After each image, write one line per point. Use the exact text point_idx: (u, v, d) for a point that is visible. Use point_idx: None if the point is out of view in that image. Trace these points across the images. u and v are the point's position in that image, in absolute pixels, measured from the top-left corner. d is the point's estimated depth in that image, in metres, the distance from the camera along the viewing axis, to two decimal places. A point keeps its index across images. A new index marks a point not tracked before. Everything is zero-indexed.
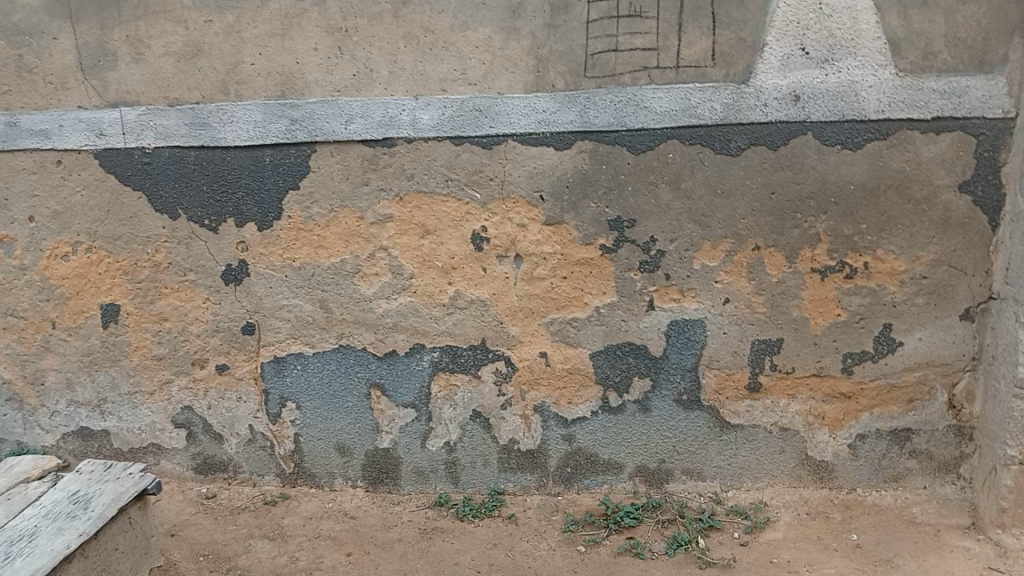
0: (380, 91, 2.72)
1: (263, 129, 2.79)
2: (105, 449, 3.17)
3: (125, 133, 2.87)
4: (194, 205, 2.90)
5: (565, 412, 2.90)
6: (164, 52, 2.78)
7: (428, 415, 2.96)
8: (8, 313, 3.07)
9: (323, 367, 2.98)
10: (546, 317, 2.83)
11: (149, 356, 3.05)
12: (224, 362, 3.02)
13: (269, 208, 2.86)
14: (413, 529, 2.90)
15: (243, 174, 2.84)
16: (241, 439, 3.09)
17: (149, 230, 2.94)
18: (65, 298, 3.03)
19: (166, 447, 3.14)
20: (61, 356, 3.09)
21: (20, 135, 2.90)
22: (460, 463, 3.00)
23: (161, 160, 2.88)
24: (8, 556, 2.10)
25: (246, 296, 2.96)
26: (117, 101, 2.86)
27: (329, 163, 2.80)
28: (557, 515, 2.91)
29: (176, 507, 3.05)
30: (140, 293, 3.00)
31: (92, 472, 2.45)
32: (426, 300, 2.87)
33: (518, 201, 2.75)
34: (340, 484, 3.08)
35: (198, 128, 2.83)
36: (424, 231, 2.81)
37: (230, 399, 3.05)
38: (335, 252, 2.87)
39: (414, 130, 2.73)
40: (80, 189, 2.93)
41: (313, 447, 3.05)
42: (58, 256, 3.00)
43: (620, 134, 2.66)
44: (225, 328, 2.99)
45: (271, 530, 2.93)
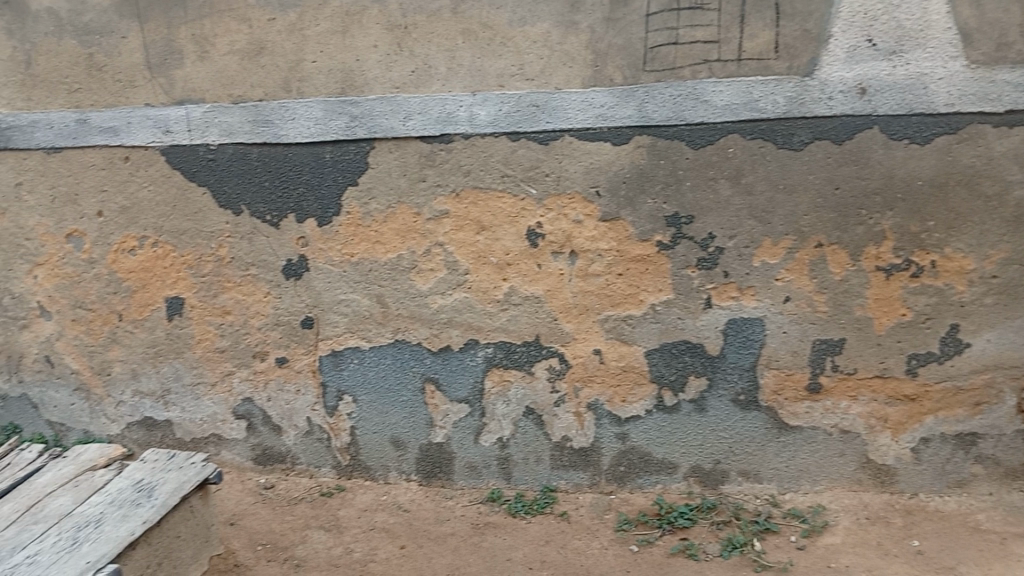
0: (438, 87, 2.74)
1: (323, 126, 2.83)
2: (169, 438, 3.26)
3: (191, 130, 2.94)
4: (256, 201, 2.96)
5: (619, 411, 2.88)
6: (229, 50, 2.84)
7: (482, 411, 2.97)
8: (78, 305, 3.19)
9: (379, 362, 3.01)
10: (601, 315, 2.81)
11: (211, 348, 3.12)
12: (283, 355, 3.08)
13: (328, 204, 2.90)
14: (466, 524, 2.91)
15: (303, 171, 2.88)
16: (298, 431, 3.14)
17: (213, 225, 3.01)
18: (132, 291, 3.12)
19: (227, 438, 3.22)
20: (127, 347, 3.19)
21: (90, 132, 3.00)
22: (513, 459, 3.00)
23: (224, 156, 2.94)
24: (76, 542, 2.18)
25: (305, 291, 3.00)
26: (183, 99, 2.93)
27: (387, 159, 2.82)
28: (610, 514, 2.89)
29: (236, 496, 3.12)
30: (203, 287, 3.07)
31: (156, 461, 2.52)
32: (481, 297, 2.87)
33: (574, 197, 2.73)
34: (395, 477, 3.11)
35: (261, 125, 2.88)
36: (480, 227, 2.82)
37: (289, 391, 3.10)
38: (391, 248, 2.90)
39: (471, 126, 2.73)
40: (147, 185, 3.02)
41: (368, 440, 3.09)
42: (125, 250, 3.09)
43: (679, 129, 2.63)
44: (285, 321, 3.04)
45: (327, 521, 2.97)
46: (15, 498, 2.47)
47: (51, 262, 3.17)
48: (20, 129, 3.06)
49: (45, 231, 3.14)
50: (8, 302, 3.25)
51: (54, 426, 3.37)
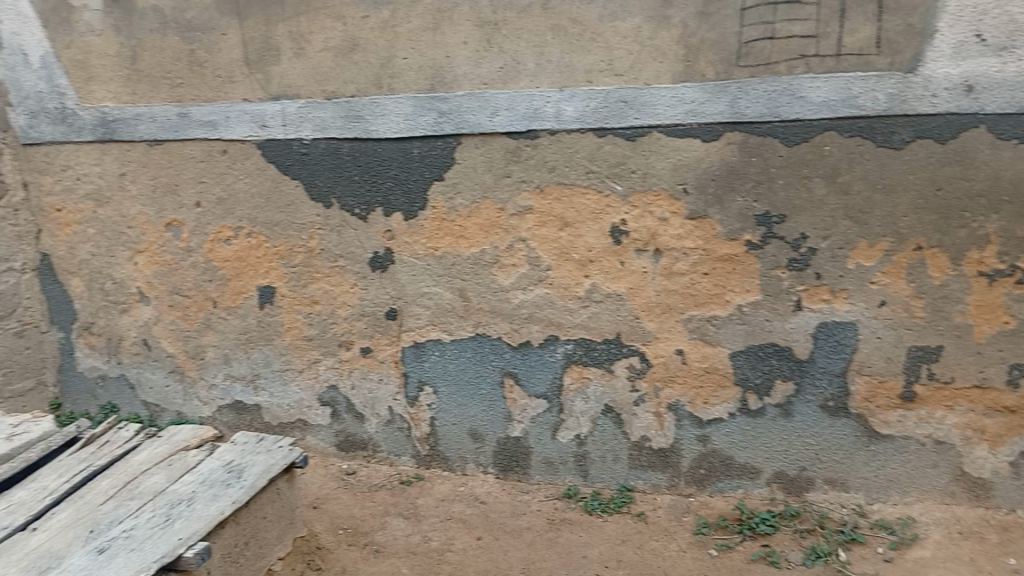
0: (526, 83, 2.74)
1: (412, 121, 2.87)
2: (257, 422, 3.38)
3: (285, 124, 3.02)
4: (346, 194, 3.03)
5: (701, 412, 2.83)
6: (323, 46, 2.91)
7: (560, 407, 2.97)
8: (176, 291, 3.33)
9: (459, 355, 3.04)
10: (685, 314, 2.77)
11: (300, 336, 3.21)
12: (368, 345, 3.14)
13: (415, 198, 2.95)
14: (542, 519, 2.92)
15: (392, 165, 2.94)
16: (380, 419, 3.21)
17: (305, 217, 3.09)
18: (227, 279, 3.24)
19: (312, 424, 3.31)
20: (220, 333, 3.32)
21: (190, 124, 3.12)
22: (591, 457, 2.99)
23: (317, 150, 3.01)
24: (169, 518, 2.25)
25: (391, 283, 3.06)
26: (279, 94, 3.01)
27: (473, 154, 2.84)
28: (689, 516, 2.85)
29: (319, 481, 3.21)
30: (294, 276, 3.16)
31: (246, 444, 2.61)
32: (563, 293, 2.87)
33: (660, 194, 2.70)
34: (472, 469, 3.14)
35: (352, 120, 2.94)
36: (563, 223, 2.81)
37: (373, 380, 3.17)
38: (475, 243, 2.92)
39: (558, 122, 2.73)
40: (242, 177, 3.12)
41: (448, 431, 3.13)
42: (221, 240, 3.21)
43: (772, 126, 2.56)
44: (371, 312, 3.11)
45: (406, 509, 3.03)
46: (112, 474, 2.51)
47: (151, 250, 3.33)
48: (125, 121, 3.22)
49: (146, 220, 3.30)
50: (111, 287, 3.43)
51: (150, 406, 3.54)
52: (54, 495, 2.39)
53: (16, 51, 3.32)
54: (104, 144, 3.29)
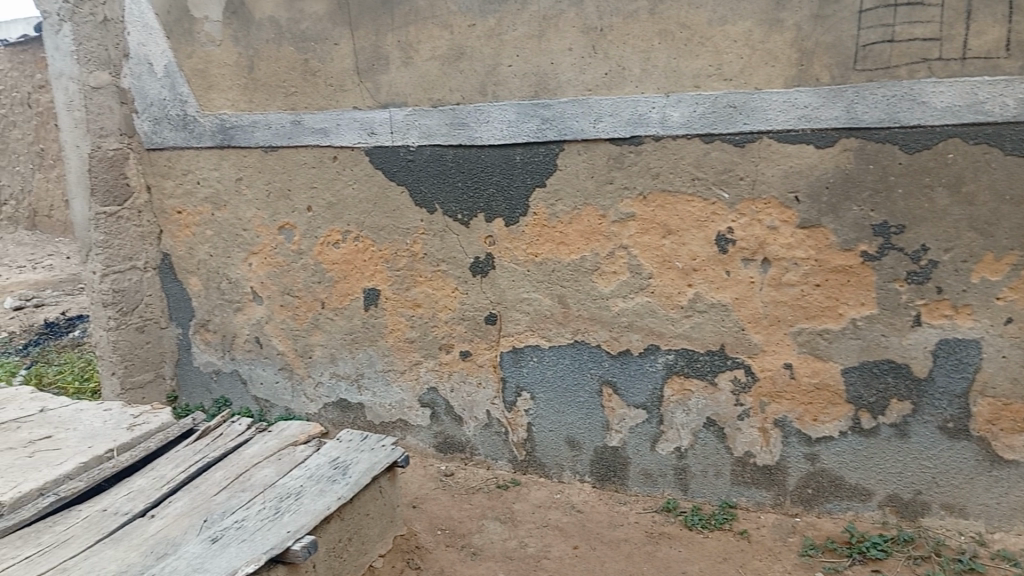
0: (632, 89, 2.71)
1: (516, 128, 2.88)
2: (359, 421, 3.47)
3: (393, 132, 3.09)
4: (450, 200, 3.07)
5: (809, 430, 2.73)
6: (431, 55, 2.97)
7: (660, 418, 2.92)
8: (286, 292, 3.46)
9: (558, 361, 3.03)
10: (794, 327, 2.67)
11: (402, 338, 3.28)
12: (467, 349, 3.18)
13: (517, 205, 2.96)
14: (640, 531, 2.86)
15: (495, 172, 2.96)
16: (478, 422, 3.24)
17: (409, 222, 3.16)
18: (334, 281, 3.35)
19: (412, 424, 3.37)
20: (327, 333, 3.42)
21: (303, 132, 3.24)
22: (691, 470, 2.92)
23: (422, 157, 3.07)
24: (278, 511, 2.33)
25: (491, 288, 3.09)
26: (387, 102, 3.09)
27: (576, 161, 2.84)
28: (794, 537, 2.74)
29: (419, 480, 3.26)
30: (398, 280, 3.24)
31: (350, 441, 2.71)
32: (665, 301, 2.82)
33: (770, 202, 2.62)
34: (569, 477, 3.13)
35: (457, 127, 2.98)
36: (666, 231, 2.76)
37: (471, 383, 3.20)
38: (576, 249, 2.91)
39: (664, 128, 2.69)
40: (351, 183, 3.22)
41: (545, 438, 3.13)
42: (330, 243, 3.32)
43: (891, 132, 2.44)
44: (471, 317, 3.15)
45: (503, 514, 3.03)
46: (225, 466, 2.62)
47: (265, 252, 3.47)
48: (243, 129, 3.37)
49: (260, 223, 3.45)
50: (226, 286, 3.60)
51: (260, 401, 3.69)
52: (171, 485, 2.51)
53: (143, 62, 3.53)
54: (223, 150, 3.46)
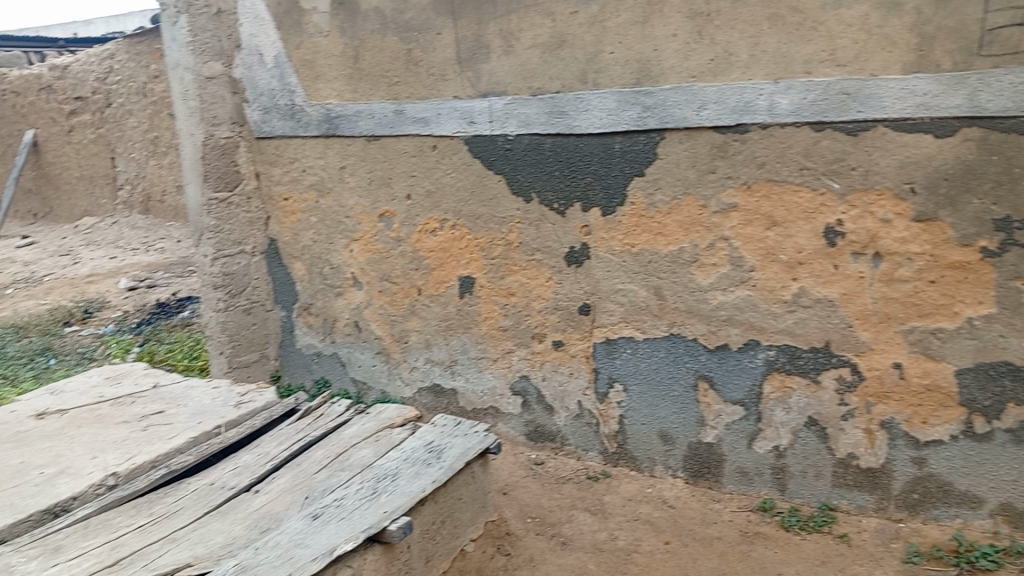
0: (739, 76, 2.64)
1: (616, 116, 2.86)
2: (452, 406, 3.53)
3: (492, 121, 3.11)
4: (546, 189, 3.07)
5: (917, 433, 2.61)
6: (532, 43, 2.98)
7: (758, 415, 2.84)
8: (385, 278, 3.55)
9: (653, 354, 2.99)
10: (905, 325, 2.55)
11: (496, 326, 3.31)
12: (561, 338, 3.17)
13: (614, 194, 2.94)
14: (735, 530, 2.80)
15: (593, 161, 2.94)
16: (570, 413, 3.23)
17: (505, 211, 3.18)
18: (431, 268, 3.42)
19: (504, 412, 3.40)
20: (423, 319, 3.50)
21: (405, 121, 3.31)
22: (790, 470, 2.84)
23: (520, 146, 3.08)
24: (375, 491, 2.38)
25: (586, 278, 3.07)
26: (487, 91, 3.11)
27: (677, 150, 2.79)
28: (898, 543, 2.62)
29: (509, 468, 3.28)
30: (493, 268, 3.27)
31: (444, 426, 2.76)
32: (767, 295, 2.74)
33: (883, 193, 2.51)
34: (661, 471, 3.09)
35: (556, 116, 2.97)
36: (771, 222, 2.69)
37: (563, 373, 3.20)
38: (674, 240, 2.87)
39: (771, 116, 2.61)
40: (449, 172, 3.26)
41: (637, 431, 3.10)
42: (428, 231, 3.38)
43: (1018, 121, 2.29)
44: (564, 306, 3.14)
45: (593, 505, 3.01)
46: (325, 445, 2.70)
47: (366, 238, 3.57)
48: (347, 118, 3.46)
49: (362, 211, 3.54)
50: (329, 271, 3.72)
51: (358, 383, 3.79)
52: (274, 462, 2.60)
53: (254, 52, 3.66)
54: (327, 139, 3.56)
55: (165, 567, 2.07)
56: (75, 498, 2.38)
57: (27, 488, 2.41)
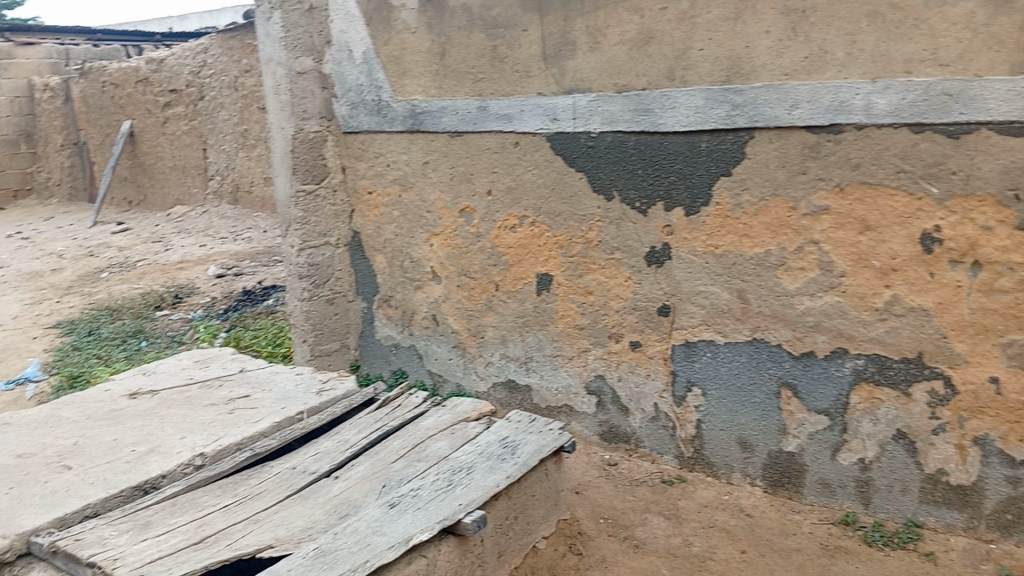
0: (834, 75, 2.55)
1: (704, 115, 2.81)
2: (527, 403, 3.53)
3: (576, 118, 3.10)
4: (629, 188, 3.04)
5: (1013, 451, 2.48)
6: (619, 40, 2.95)
7: (844, 426, 2.75)
8: (464, 273, 3.59)
9: (734, 359, 2.93)
10: (1005, 338, 2.43)
11: (572, 324, 3.30)
12: (638, 339, 3.14)
13: (698, 193, 2.89)
14: (815, 543, 2.71)
15: (678, 159, 2.90)
16: (646, 415, 3.20)
17: (586, 209, 3.16)
18: (510, 265, 3.43)
19: (578, 411, 3.39)
20: (500, 315, 3.51)
21: (488, 117, 3.32)
22: (875, 484, 2.74)
23: (603, 143, 3.06)
24: (451, 483, 2.41)
25: (666, 279, 3.03)
26: (572, 88, 3.10)
27: (766, 150, 2.72)
28: (988, 565, 2.50)
29: (582, 467, 3.26)
30: (571, 266, 3.25)
31: (518, 422, 2.77)
32: (857, 302, 2.65)
33: (984, 199, 2.39)
34: (739, 479, 3.03)
35: (641, 113, 2.94)
36: (864, 226, 2.59)
37: (640, 374, 3.16)
38: (760, 243, 2.80)
39: (866, 116, 2.51)
40: (531, 169, 3.27)
41: (715, 436, 3.04)
42: (507, 227, 3.39)
43: None
44: (643, 307, 3.10)
45: (667, 509, 2.97)
46: (403, 435, 2.74)
47: (446, 233, 3.61)
48: (431, 114, 3.50)
49: (443, 206, 3.58)
50: (409, 265, 3.78)
51: (434, 375, 3.84)
52: (353, 449, 2.65)
53: (344, 48, 3.73)
54: (412, 134, 3.61)
55: (248, 548, 2.14)
56: (165, 476, 2.48)
57: (120, 465, 2.52)
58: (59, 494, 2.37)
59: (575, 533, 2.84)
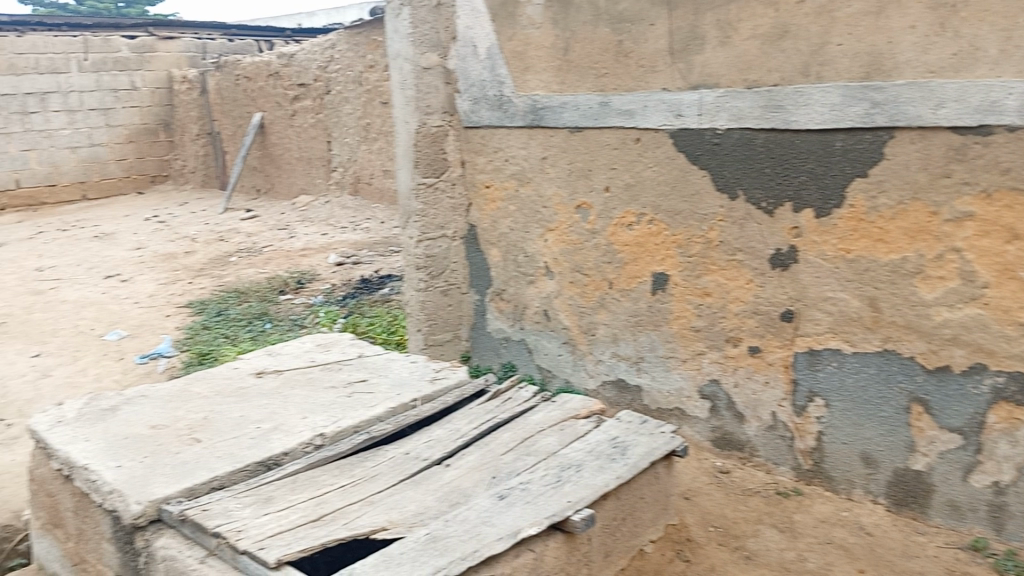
0: (986, 73, 2.38)
1: (840, 113, 2.68)
2: (636, 403, 3.48)
3: (702, 114, 3.03)
4: (755, 187, 2.95)
5: None
6: (752, 34, 2.86)
7: (978, 446, 2.57)
8: (577, 270, 3.57)
9: (861, 370, 2.79)
10: None
11: (687, 326, 3.23)
12: (758, 345, 3.04)
13: (830, 195, 2.77)
14: (940, 567, 2.55)
15: (810, 159, 2.79)
16: (762, 423, 3.09)
17: (708, 208, 3.08)
18: (625, 263, 3.38)
19: (690, 415, 3.31)
20: (612, 313, 3.47)
21: (610, 113, 3.29)
22: (1010, 510, 2.54)
23: (729, 140, 2.98)
24: (560, 479, 2.40)
25: (791, 283, 2.92)
26: (699, 84, 3.03)
27: (906, 151, 2.57)
28: None
29: (692, 472, 3.19)
30: (690, 266, 3.18)
31: (629, 423, 2.73)
32: (1000, 316, 2.47)
33: None
34: (860, 495, 2.88)
35: (772, 110, 2.85)
36: (1012, 235, 2.41)
37: (758, 381, 3.06)
38: (895, 249, 2.65)
39: (1021, 117, 2.33)
40: (652, 166, 3.21)
41: (836, 450, 2.91)
42: (625, 225, 3.35)
43: None
44: (764, 311, 3.00)
45: (781, 522, 2.86)
46: (512, 429, 2.74)
47: (561, 229, 3.59)
48: (552, 109, 3.50)
49: (560, 201, 3.57)
50: (523, 259, 3.79)
51: (543, 370, 3.84)
52: (464, 439, 2.68)
53: (469, 44, 3.77)
54: (531, 129, 3.62)
55: (363, 529, 2.20)
56: (286, 453, 2.58)
57: (245, 440, 2.64)
58: (189, 465, 2.50)
59: (684, 540, 2.78)
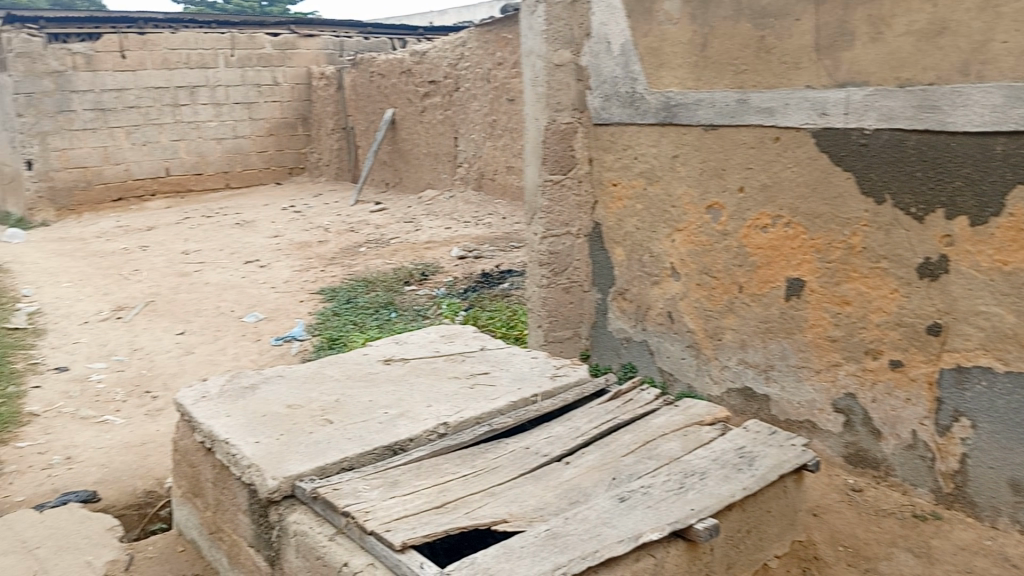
0: None
1: (1003, 114, 2.49)
2: (763, 413, 3.35)
3: (848, 113, 2.88)
4: (904, 191, 2.78)
5: None
6: (906, 30, 2.69)
7: None
8: (706, 272, 3.47)
9: (1015, 391, 2.58)
10: None
11: (822, 335, 3.09)
12: (900, 359, 2.87)
13: (989, 202, 2.57)
14: None
15: (966, 163, 2.60)
16: (900, 441, 2.91)
17: (851, 212, 2.93)
18: (757, 266, 3.27)
19: (821, 428, 3.16)
20: (740, 318, 3.36)
21: (748, 111, 3.19)
22: None
23: (878, 141, 2.82)
24: (683, 486, 2.34)
25: (941, 295, 2.73)
26: (846, 82, 2.89)
27: None
28: None
29: (821, 488, 3.04)
30: (828, 272, 3.04)
31: (757, 433, 2.64)
32: None
33: None
34: (1006, 525, 2.67)
35: (926, 110, 2.68)
36: None
37: (898, 398, 2.89)
38: None
39: None
40: (792, 166, 3.09)
41: (981, 474, 2.70)
42: (758, 227, 3.24)
43: None
44: (909, 324, 2.83)
45: (917, 547, 2.69)
46: (634, 430, 2.70)
47: (690, 230, 3.51)
48: (687, 107, 3.42)
49: (690, 201, 3.49)
50: (648, 259, 3.73)
51: (664, 373, 3.76)
52: (585, 437, 2.66)
53: (602, 40, 3.74)
54: (663, 127, 3.55)
55: (485, 519, 2.22)
56: (412, 439, 2.64)
57: (374, 424, 2.72)
58: (322, 444, 2.60)
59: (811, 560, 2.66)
